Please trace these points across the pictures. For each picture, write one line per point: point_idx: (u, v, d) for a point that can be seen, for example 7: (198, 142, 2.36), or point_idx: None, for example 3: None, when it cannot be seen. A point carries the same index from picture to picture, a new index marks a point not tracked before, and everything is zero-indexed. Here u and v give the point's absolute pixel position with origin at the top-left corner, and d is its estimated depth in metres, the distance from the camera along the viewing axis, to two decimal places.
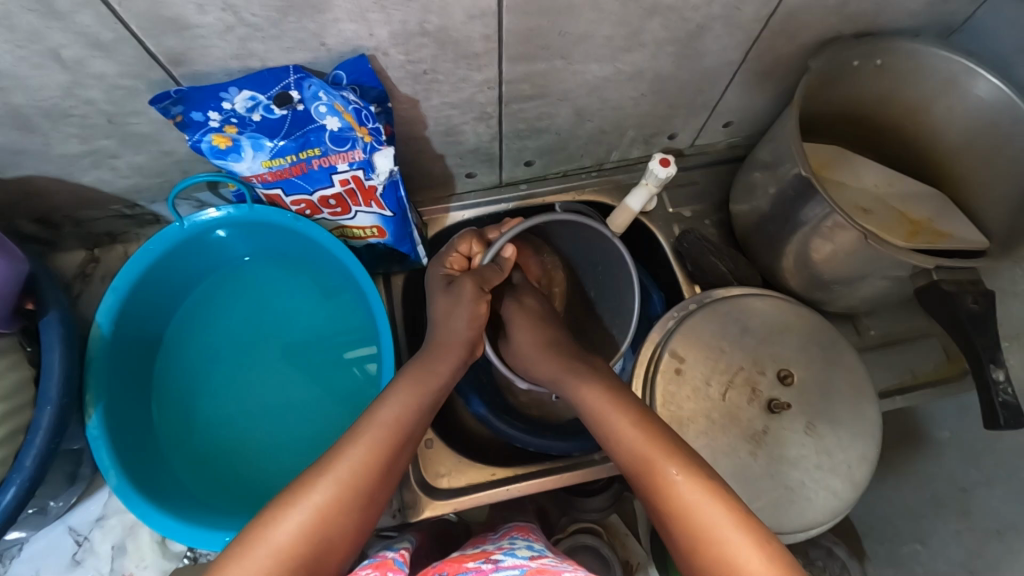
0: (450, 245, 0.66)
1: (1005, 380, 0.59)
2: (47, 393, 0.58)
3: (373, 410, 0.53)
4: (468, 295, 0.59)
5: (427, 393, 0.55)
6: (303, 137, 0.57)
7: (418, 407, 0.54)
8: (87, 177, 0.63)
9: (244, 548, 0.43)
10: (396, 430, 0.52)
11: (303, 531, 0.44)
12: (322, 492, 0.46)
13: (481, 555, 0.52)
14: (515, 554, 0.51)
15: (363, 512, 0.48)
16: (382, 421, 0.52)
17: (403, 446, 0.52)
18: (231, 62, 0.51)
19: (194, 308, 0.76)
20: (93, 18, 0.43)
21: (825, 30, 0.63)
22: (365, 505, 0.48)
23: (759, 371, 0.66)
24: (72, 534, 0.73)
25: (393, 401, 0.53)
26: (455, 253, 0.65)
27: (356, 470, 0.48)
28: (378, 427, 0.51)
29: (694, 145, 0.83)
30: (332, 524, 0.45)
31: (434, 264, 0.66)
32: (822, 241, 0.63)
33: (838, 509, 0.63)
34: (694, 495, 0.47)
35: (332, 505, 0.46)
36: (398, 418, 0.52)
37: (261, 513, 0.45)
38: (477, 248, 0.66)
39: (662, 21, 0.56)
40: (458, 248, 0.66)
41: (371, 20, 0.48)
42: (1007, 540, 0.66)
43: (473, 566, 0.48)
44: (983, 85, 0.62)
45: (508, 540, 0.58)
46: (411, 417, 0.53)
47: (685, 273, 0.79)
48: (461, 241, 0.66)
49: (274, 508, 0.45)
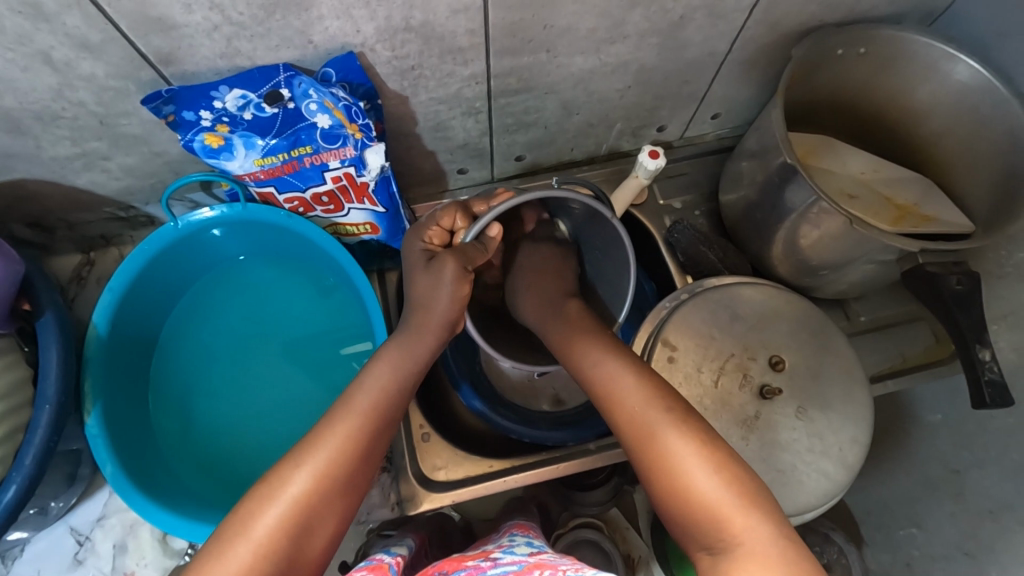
0: (432, 217, 0.64)
1: (992, 359, 0.59)
2: (45, 393, 0.58)
3: (351, 395, 0.53)
4: (448, 275, 0.57)
5: (408, 377, 0.55)
6: (294, 135, 0.57)
7: (397, 389, 0.54)
8: (80, 180, 0.64)
9: (224, 543, 0.43)
10: (376, 415, 0.51)
11: (281, 522, 0.44)
12: (299, 483, 0.46)
13: (479, 554, 0.52)
14: (513, 551, 0.51)
15: (343, 501, 0.47)
16: (361, 408, 0.51)
17: (384, 431, 0.52)
18: (219, 61, 0.51)
19: (190, 307, 0.76)
20: (80, 19, 0.44)
21: (807, 18, 0.64)
22: (343, 495, 0.47)
23: (750, 358, 0.67)
24: (73, 534, 0.74)
25: (369, 388, 0.53)
26: (436, 227, 0.63)
27: (336, 459, 0.48)
28: (356, 414, 0.51)
29: (682, 137, 0.84)
30: (311, 514, 0.45)
31: (411, 234, 0.63)
32: (810, 227, 0.64)
33: (831, 491, 0.64)
34: (675, 444, 0.48)
35: (310, 497, 0.46)
36: (376, 406, 0.52)
37: (237, 508, 0.45)
38: (461, 224, 0.63)
39: (644, 13, 0.57)
40: (440, 222, 0.63)
41: (356, 16, 0.49)
42: (1000, 519, 0.65)
43: (472, 563, 0.48)
44: (963, 69, 0.63)
45: (507, 539, 0.58)
46: (391, 403, 0.53)
47: (677, 264, 0.80)
48: (444, 213, 0.64)
49: (252, 503, 0.45)
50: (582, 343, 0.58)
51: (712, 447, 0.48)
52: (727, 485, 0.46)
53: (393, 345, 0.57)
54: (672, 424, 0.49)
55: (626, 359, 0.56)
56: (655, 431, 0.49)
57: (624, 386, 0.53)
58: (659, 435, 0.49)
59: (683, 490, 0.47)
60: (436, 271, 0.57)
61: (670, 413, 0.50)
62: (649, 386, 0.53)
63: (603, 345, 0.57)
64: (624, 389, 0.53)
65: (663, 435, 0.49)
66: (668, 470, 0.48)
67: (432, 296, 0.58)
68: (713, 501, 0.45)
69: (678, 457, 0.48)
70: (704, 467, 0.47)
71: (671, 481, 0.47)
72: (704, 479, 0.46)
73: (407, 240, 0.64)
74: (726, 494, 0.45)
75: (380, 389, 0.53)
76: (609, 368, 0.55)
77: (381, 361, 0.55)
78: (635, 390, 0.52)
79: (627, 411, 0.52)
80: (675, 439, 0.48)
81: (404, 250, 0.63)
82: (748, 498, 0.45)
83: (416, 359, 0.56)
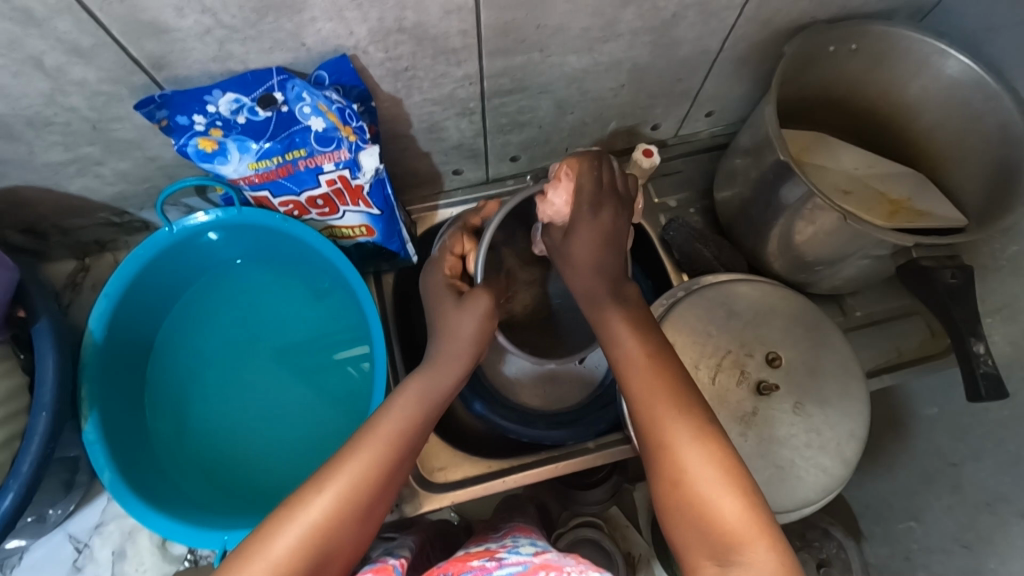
0: (443, 249, 0.65)
1: (987, 352, 0.59)
2: (41, 400, 0.58)
3: (377, 419, 0.51)
4: (475, 310, 0.57)
5: (434, 403, 0.53)
6: (288, 138, 0.57)
7: (423, 417, 0.52)
8: (73, 185, 0.64)
9: (245, 562, 0.42)
10: (401, 441, 0.50)
11: (301, 545, 0.43)
12: (321, 505, 0.45)
13: (486, 554, 0.52)
14: (518, 551, 0.51)
15: (361, 526, 0.46)
16: (386, 436, 0.49)
17: (406, 455, 0.50)
18: (212, 65, 0.51)
19: (188, 314, 0.76)
20: (72, 24, 0.44)
21: (798, 16, 0.64)
22: (365, 517, 0.46)
23: (747, 354, 0.67)
24: (72, 541, 0.73)
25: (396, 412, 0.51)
26: (450, 254, 0.64)
27: (357, 482, 0.46)
28: (381, 439, 0.49)
29: (676, 135, 0.84)
30: (326, 535, 0.44)
31: (429, 273, 0.64)
32: (805, 223, 0.64)
33: (829, 486, 0.64)
34: (699, 468, 0.45)
35: (333, 521, 0.44)
36: (404, 430, 0.50)
37: (259, 528, 0.44)
38: (469, 246, 0.66)
39: (637, 11, 0.57)
40: (451, 249, 0.65)
41: (348, 18, 0.49)
42: (997, 511, 0.65)
43: (478, 564, 0.48)
44: (954, 64, 0.63)
45: (512, 539, 0.58)
46: (416, 430, 0.51)
47: (673, 262, 0.80)
48: (453, 241, 0.66)
49: (273, 521, 0.45)
50: (614, 318, 0.54)
51: (739, 475, 0.45)
52: (750, 518, 0.43)
53: (416, 375, 0.54)
54: (700, 446, 0.46)
55: (666, 359, 0.51)
56: (678, 448, 0.46)
57: (657, 391, 0.49)
58: (681, 454, 0.46)
59: (702, 515, 0.44)
60: (472, 307, 0.57)
61: (699, 431, 0.47)
62: (685, 396, 0.49)
63: (642, 333, 0.53)
64: (656, 396, 0.49)
65: (686, 457, 0.46)
66: (681, 477, 0.45)
67: (460, 327, 0.56)
68: (734, 535, 0.42)
69: (692, 463, 0.45)
70: (727, 497, 0.44)
71: (688, 505, 0.45)
72: (726, 509, 0.43)
73: (426, 277, 0.64)
74: (750, 530, 0.43)
75: (406, 418, 0.51)
76: (646, 361, 0.51)
77: (405, 393, 0.52)
78: (665, 397, 0.48)
79: (652, 417, 0.48)
80: (699, 461, 0.45)
81: (426, 288, 0.63)
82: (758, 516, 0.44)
83: (440, 390, 0.54)
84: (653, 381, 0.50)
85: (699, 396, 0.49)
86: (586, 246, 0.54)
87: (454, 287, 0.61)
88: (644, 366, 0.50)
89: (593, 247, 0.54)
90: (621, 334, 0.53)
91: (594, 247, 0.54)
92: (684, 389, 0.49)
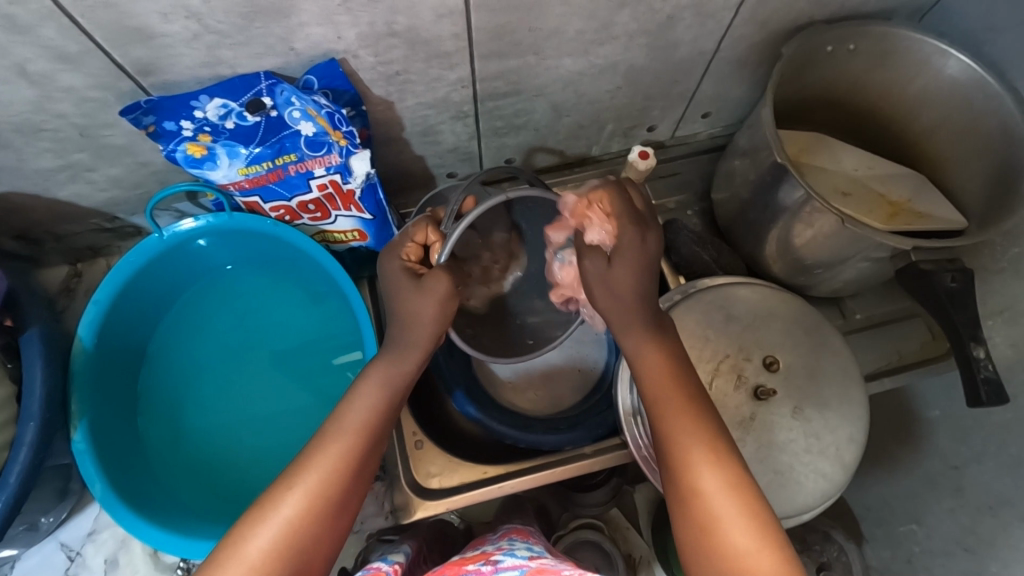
0: (403, 237, 0.58)
1: (986, 356, 0.58)
2: (30, 409, 0.58)
3: (341, 413, 0.50)
4: (434, 291, 0.53)
5: (395, 393, 0.52)
6: (278, 143, 0.57)
7: (385, 406, 0.51)
8: (64, 192, 0.63)
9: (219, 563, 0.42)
10: (367, 432, 0.49)
11: (273, 546, 0.43)
12: (291, 504, 0.45)
13: (481, 557, 0.51)
14: (513, 555, 0.50)
15: (334, 522, 0.46)
16: (350, 427, 0.49)
17: (374, 446, 0.50)
18: (200, 70, 0.51)
19: (179, 319, 0.75)
20: (56, 31, 0.43)
21: (797, 16, 0.63)
22: (338, 513, 0.46)
23: (745, 359, 0.66)
24: (64, 549, 0.73)
25: (361, 405, 0.50)
26: (411, 242, 0.58)
27: (327, 479, 0.46)
28: (349, 434, 0.49)
29: (674, 136, 0.83)
30: (302, 535, 0.44)
31: (385, 254, 0.57)
32: (803, 226, 0.64)
33: (828, 492, 0.63)
34: (734, 520, 0.44)
35: (305, 517, 0.44)
36: (368, 422, 0.50)
37: (229, 533, 0.44)
38: (434, 237, 0.59)
39: (632, 13, 0.56)
40: (413, 237, 0.58)
41: (338, 22, 0.48)
42: (1000, 515, 0.64)
43: (474, 568, 0.48)
44: (955, 64, 0.62)
45: (507, 542, 0.58)
46: (380, 421, 0.51)
47: (670, 265, 0.77)
48: (416, 230, 0.59)
49: (243, 524, 0.44)
50: (647, 352, 0.53)
51: (769, 521, 0.44)
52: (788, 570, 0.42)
53: (379, 363, 0.53)
54: (732, 495, 0.45)
55: (700, 405, 0.51)
56: (712, 497, 0.45)
57: (688, 435, 0.48)
58: (716, 505, 0.45)
59: (733, 568, 0.43)
60: (431, 289, 0.53)
61: (732, 478, 0.46)
62: (715, 442, 0.48)
63: (673, 373, 0.52)
64: (686, 441, 0.48)
65: (720, 507, 0.45)
66: (712, 528, 0.44)
67: (419, 311, 0.53)
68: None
69: (723, 513, 0.45)
70: (761, 549, 0.43)
71: (718, 558, 0.43)
72: (762, 562, 0.42)
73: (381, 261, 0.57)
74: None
75: (370, 406, 0.50)
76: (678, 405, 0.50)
77: (367, 382, 0.52)
78: (698, 441, 0.48)
79: (684, 465, 0.47)
80: (733, 510, 0.45)
81: (380, 273, 0.56)
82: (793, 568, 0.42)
83: (405, 375, 0.53)
84: (685, 426, 0.49)
85: (731, 443, 0.49)
86: (626, 273, 0.51)
87: (412, 270, 0.55)
88: (679, 410, 0.50)
89: (634, 276, 0.51)
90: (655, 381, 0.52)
91: (636, 278, 0.51)
92: (717, 435, 0.49)
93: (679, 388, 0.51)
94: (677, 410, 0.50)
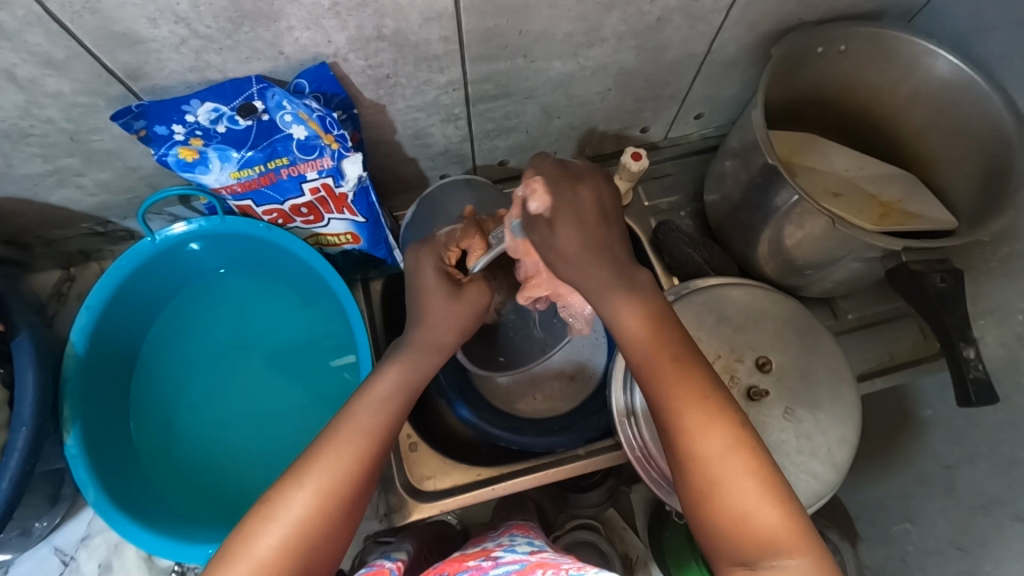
0: (450, 236, 0.60)
1: (976, 357, 0.58)
2: (21, 415, 0.58)
3: (349, 411, 0.49)
4: (469, 304, 0.56)
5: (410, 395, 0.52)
6: (270, 146, 0.56)
7: (396, 408, 0.50)
8: (54, 197, 0.63)
9: (228, 556, 0.42)
10: (377, 435, 0.48)
11: (284, 544, 0.43)
12: (301, 502, 0.44)
13: (481, 553, 0.51)
14: (514, 550, 0.51)
15: (346, 518, 0.45)
16: (361, 428, 0.48)
17: (386, 445, 0.49)
18: (189, 74, 0.51)
19: (172, 322, 0.75)
20: (43, 36, 0.43)
21: (786, 17, 0.63)
22: (349, 511, 0.45)
23: (737, 359, 0.66)
24: (58, 554, 0.73)
25: (372, 407, 0.49)
26: (454, 247, 0.59)
27: (337, 477, 0.45)
28: (358, 433, 0.48)
29: (667, 138, 0.84)
30: (313, 535, 0.44)
31: (419, 251, 0.60)
32: (794, 227, 0.64)
33: (821, 492, 0.63)
34: (737, 481, 0.44)
35: (318, 514, 0.44)
36: (382, 425, 0.49)
37: (238, 529, 0.43)
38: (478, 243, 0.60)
39: (620, 16, 0.56)
40: (458, 241, 0.60)
41: (326, 26, 0.48)
42: (992, 514, 0.65)
43: (474, 564, 0.47)
44: (943, 64, 0.62)
45: (508, 538, 0.58)
46: (390, 423, 0.49)
47: (663, 265, 0.78)
48: (462, 234, 0.60)
49: (254, 520, 0.43)
50: (623, 312, 0.49)
51: (773, 483, 0.44)
52: (790, 530, 0.42)
53: (391, 362, 0.53)
54: (734, 454, 0.45)
55: (692, 360, 0.48)
56: (712, 456, 0.45)
57: (689, 394, 0.47)
58: (720, 467, 0.44)
59: (736, 526, 0.43)
60: (469, 300, 0.56)
61: (735, 442, 0.45)
62: (715, 399, 0.46)
63: (655, 326, 0.49)
64: (685, 400, 0.46)
65: (724, 468, 0.44)
66: (715, 486, 0.44)
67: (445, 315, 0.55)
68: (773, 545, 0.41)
69: (725, 471, 0.44)
70: (765, 507, 0.43)
71: (721, 513, 0.44)
72: (767, 521, 0.43)
73: (416, 254, 0.60)
74: (793, 541, 0.42)
75: (381, 410, 0.49)
76: (670, 364, 0.48)
77: (383, 383, 0.51)
78: (699, 403, 0.46)
79: (686, 422, 0.46)
80: (735, 473, 0.44)
81: (414, 268, 0.59)
82: (794, 520, 0.43)
83: (420, 377, 0.53)
84: (681, 385, 0.47)
85: (731, 398, 0.47)
86: (577, 230, 0.49)
87: (450, 275, 0.58)
88: (668, 365, 0.48)
89: (582, 234, 0.49)
90: (635, 334, 0.49)
91: (583, 236, 0.49)
92: (714, 391, 0.47)
93: (666, 341, 0.49)
94: (669, 368, 0.48)
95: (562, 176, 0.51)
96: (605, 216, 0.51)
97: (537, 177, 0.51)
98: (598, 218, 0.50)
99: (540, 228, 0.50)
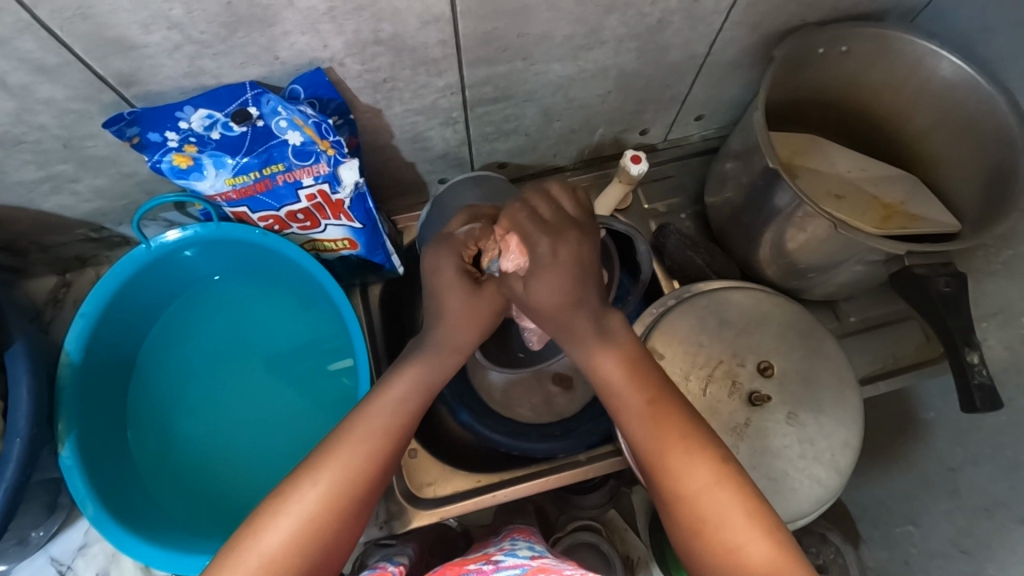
0: (468, 234, 0.55)
1: (981, 362, 0.58)
2: (16, 425, 0.57)
3: (364, 409, 0.49)
4: (491, 305, 0.53)
5: (427, 394, 0.50)
6: (266, 152, 0.56)
7: (414, 407, 0.50)
8: (48, 203, 0.62)
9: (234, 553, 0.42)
10: (391, 435, 0.48)
11: (293, 541, 0.43)
12: (313, 497, 0.44)
13: (482, 557, 0.51)
14: (515, 555, 0.50)
15: (356, 517, 0.45)
16: (375, 428, 0.47)
17: (400, 446, 0.49)
18: (183, 80, 0.50)
19: (167, 330, 0.75)
20: (34, 42, 0.43)
21: (788, 18, 0.63)
22: (359, 509, 0.45)
23: (739, 364, 0.66)
24: (55, 564, 0.72)
25: (382, 406, 0.48)
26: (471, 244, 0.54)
27: (348, 476, 0.45)
28: (371, 432, 0.47)
29: (666, 140, 0.83)
30: (323, 531, 0.44)
31: (438, 246, 0.55)
32: (796, 231, 0.63)
33: (824, 497, 0.63)
34: (724, 513, 0.44)
35: (326, 513, 0.44)
36: (396, 425, 0.48)
37: (249, 521, 0.44)
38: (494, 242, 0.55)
39: (620, 18, 0.55)
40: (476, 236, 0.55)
41: (323, 31, 0.47)
42: (997, 518, 0.64)
43: (475, 568, 0.47)
44: (947, 66, 0.62)
45: (509, 542, 0.57)
46: (404, 423, 0.49)
47: (664, 269, 0.78)
48: (482, 233, 0.55)
49: (263, 513, 0.44)
50: (600, 359, 0.50)
51: (761, 511, 0.45)
52: (780, 556, 0.43)
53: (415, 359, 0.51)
54: (719, 489, 0.45)
55: (668, 399, 0.50)
56: (698, 494, 0.45)
57: (667, 434, 0.48)
58: (705, 501, 0.45)
59: (726, 559, 0.43)
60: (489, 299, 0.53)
61: (719, 475, 0.46)
62: (693, 438, 0.47)
63: (629, 372, 0.50)
64: (663, 441, 0.47)
65: (708, 504, 0.45)
66: (702, 521, 0.45)
67: (462, 313, 0.52)
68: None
69: (712, 507, 0.45)
70: (755, 537, 0.43)
71: (712, 548, 0.44)
72: (756, 551, 0.43)
73: (434, 251, 0.55)
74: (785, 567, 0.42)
75: (397, 409, 0.49)
76: (647, 406, 0.49)
77: (401, 378, 0.50)
78: (678, 442, 0.47)
79: (666, 462, 0.47)
80: (722, 504, 0.45)
81: (431, 264, 0.54)
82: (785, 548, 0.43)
83: (440, 379, 0.51)
84: (658, 424, 0.48)
85: (710, 433, 0.48)
86: (549, 289, 0.49)
87: (468, 273, 0.54)
88: (645, 406, 0.49)
89: (556, 291, 0.49)
90: (613, 378, 0.50)
91: (558, 292, 0.49)
92: (692, 429, 0.48)
93: (642, 381, 0.50)
94: (646, 411, 0.49)
95: (537, 229, 0.48)
96: (581, 270, 0.49)
97: (511, 234, 0.50)
98: (574, 272, 0.49)
99: (516, 283, 0.51)
